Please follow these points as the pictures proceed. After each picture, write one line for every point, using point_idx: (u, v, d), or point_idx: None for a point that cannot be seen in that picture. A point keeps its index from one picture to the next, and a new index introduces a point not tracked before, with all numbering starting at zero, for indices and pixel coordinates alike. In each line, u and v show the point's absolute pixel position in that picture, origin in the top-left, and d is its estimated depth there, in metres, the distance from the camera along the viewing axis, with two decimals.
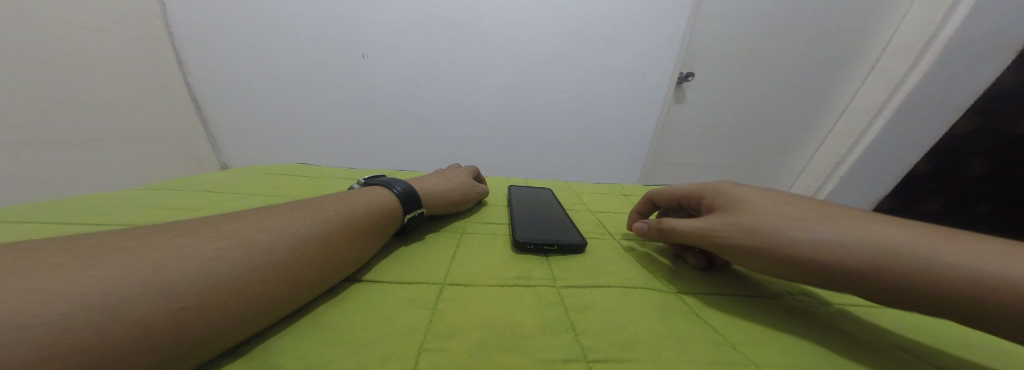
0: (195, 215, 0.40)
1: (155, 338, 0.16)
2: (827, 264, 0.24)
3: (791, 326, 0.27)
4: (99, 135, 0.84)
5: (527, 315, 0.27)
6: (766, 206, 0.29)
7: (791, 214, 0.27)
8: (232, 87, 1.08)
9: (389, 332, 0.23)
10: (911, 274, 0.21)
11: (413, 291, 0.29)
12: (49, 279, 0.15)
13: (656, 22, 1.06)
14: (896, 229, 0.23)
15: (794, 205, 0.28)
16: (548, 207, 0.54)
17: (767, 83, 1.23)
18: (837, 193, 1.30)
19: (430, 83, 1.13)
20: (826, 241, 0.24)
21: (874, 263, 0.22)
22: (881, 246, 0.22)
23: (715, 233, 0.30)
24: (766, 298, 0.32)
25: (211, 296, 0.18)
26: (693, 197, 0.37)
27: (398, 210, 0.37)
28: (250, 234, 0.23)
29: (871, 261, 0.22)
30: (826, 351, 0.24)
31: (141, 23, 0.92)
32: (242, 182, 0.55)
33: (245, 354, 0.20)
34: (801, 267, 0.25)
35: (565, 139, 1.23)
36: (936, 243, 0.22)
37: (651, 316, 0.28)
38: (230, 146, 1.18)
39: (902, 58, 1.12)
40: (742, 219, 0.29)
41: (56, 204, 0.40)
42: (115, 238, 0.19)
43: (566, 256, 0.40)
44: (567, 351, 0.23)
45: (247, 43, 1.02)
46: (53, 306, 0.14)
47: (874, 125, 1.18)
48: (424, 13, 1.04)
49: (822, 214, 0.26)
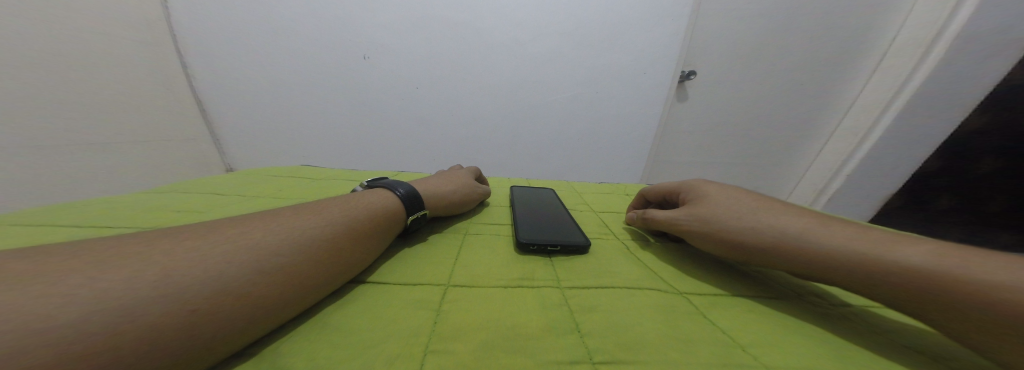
0: (201, 217, 0.41)
1: (167, 341, 0.16)
2: (746, 244, 0.32)
3: (798, 328, 0.27)
4: (106, 138, 0.85)
5: (532, 316, 0.27)
6: (716, 206, 0.36)
7: (736, 208, 0.35)
8: (236, 91, 1.09)
9: (394, 333, 0.23)
10: (799, 251, 0.29)
11: (418, 292, 0.30)
12: (61, 283, 0.15)
13: (656, 21, 1.05)
14: (803, 221, 0.31)
15: (745, 209, 0.34)
16: (551, 208, 0.53)
17: (770, 81, 1.22)
18: (843, 191, 1.28)
19: (430, 84, 1.13)
20: (749, 228, 0.32)
21: (777, 243, 0.30)
22: (784, 231, 0.30)
23: (677, 222, 0.38)
24: (773, 299, 0.32)
25: (220, 299, 0.19)
26: (672, 193, 0.44)
27: (401, 212, 0.37)
28: (257, 237, 0.23)
29: (777, 247, 0.30)
30: (833, 350, 0.24)
31: (145, 28, 0.93)
32: (246, 184, 0.56)
33: (254, 356, 0.21)
34: (729, 247, 0.33)
35: (566, 139, 1.22)
36: (829, 239, 0.28)
37: (656, 317, 0.28)
38: (233, 148, 1.19)
39: (908, 54, 1.10)
40: (693, 217, 0.37)
41: (65, 207, 0.41)
42: (124, 242, 0.19)
43: (570, 257, 0.39)
44: (572, 351, 0.23)
45: (248, 46, 1.03)
46: (67, 310, 0.14)
47: (880, 122, 1.16)
48: (424, 15, 1.04)
49: (760, 215, 0.33)
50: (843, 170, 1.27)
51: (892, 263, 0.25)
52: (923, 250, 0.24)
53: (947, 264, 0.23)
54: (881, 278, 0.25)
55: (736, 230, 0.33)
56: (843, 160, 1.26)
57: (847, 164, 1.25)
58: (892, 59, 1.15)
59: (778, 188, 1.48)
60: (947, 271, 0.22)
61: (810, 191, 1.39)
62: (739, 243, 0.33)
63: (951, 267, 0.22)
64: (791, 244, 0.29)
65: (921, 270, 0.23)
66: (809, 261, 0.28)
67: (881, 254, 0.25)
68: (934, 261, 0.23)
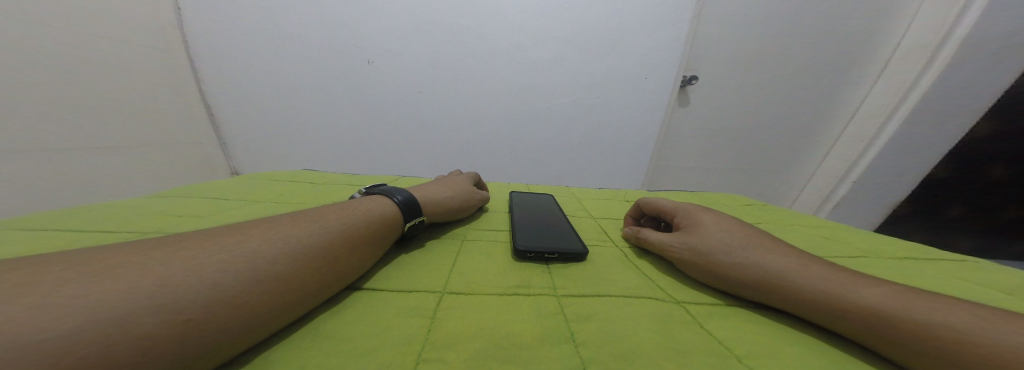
0: (202, 223, 0.41)
1: (161, 350, 0.16)
2: (731, 275, 0.32)
3: (797, 340, 0.27)
4: (117, 142, 0.87)
5: (527, 325, 0.27)
6: (704, 235, 0.36)
7: (726, 239, 0.35)
8: (243, 96, 1.12)
9: (388, 340, 0.23)
10: (781, 287, 0.29)
11: (414, 299, 0.30)
12: (60, 293, 0.15)
13: (657, 25, 1.06)
14: (785, 258, 0.31)
15: (731, 240, 0.34)
16: (550, 214, 0.53)
17: (773, 86, 1.21)
18: (849, 198, 1.26)
19: (431, 88, 1.14)
20: (736, 261, 0.32)
21: (760, 278, 0.30)
22: (768, 268, 0.31)
23: (668, 248, 0.38)
24: (771, 310, 0.32)
25: (214, 308, 0.19)
26: (665, 214, 0.44)
27: (399, 219, 0.37)
28: (254, 245, 0.24)
29: (758, 280, 0.31)
30: (831, 364, 0.24)
31: (158, 34, 0.96)
32: (247, 189, 0.57)
33: (247, 363, 0.21)
34: (715, 277, 0.33)
35: (566, 144, 1.23)
36: (805, 279, 0.29)
37: (652, 327, 0.27)
38: (239, 152, 1.22)
39: (914, 58, 1.09)
40: (680, 244, 0.37)
41: (72, 212, 0.42)
42: (122, 252, 0.20)
43: (567, 264, 0.39)
44: (566, 361, 0.23)
45: (255, 50, 1.06)
46: (65, 318, 0.14)
47: (887, 127, 1.14)
48: (426, 20, 1.06)
49: (744, 248, 0.33)
50: (848, 176, 1.26)
51: (864, 304, 0.25)
52: (887, 292, 0.25)
53: (912, 307, 0.24)
54: (859, 318, 0.25)
55: (723, 261, 0.33)
56: (849, 167, 1.24)
57: (853, 170, 1.24)
58: (897, 64, 1.14)
59: (783, 195, 1.45)
60: (913, 314, 0.23)
61: (814, 197, 1.37)
62: (724, 274, 0.32)
63: (913, 310, 0.23)
64: (773, 279, 0.30)
65: (885, 310, 0.24)
66: (790, 296, 0.29)
67: (856, 295, 0.26)
68: (903, 304, 0.24)
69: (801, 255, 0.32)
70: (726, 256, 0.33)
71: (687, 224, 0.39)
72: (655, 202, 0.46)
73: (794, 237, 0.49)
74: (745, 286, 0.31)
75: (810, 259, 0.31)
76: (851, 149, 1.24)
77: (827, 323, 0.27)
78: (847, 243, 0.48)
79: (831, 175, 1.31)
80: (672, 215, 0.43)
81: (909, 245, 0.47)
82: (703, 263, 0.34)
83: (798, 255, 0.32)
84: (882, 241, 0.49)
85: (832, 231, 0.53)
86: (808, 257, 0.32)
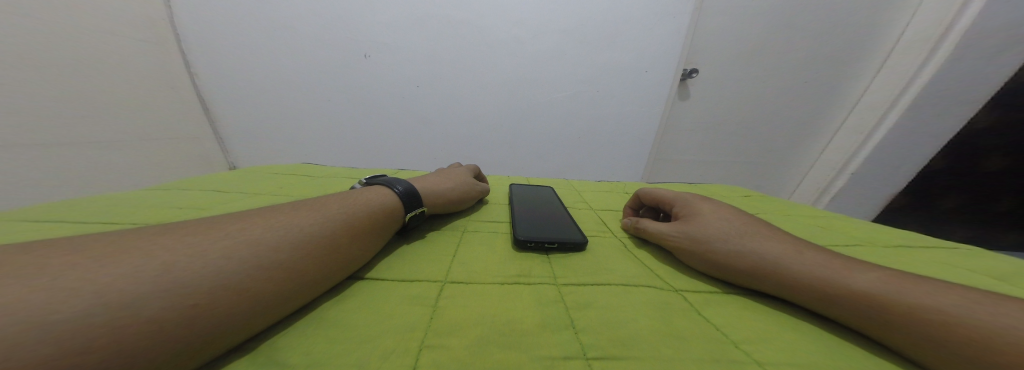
0: (202, 214, 0.41)
1: (167, 336, 0.16)
2: (730, 262, 0.32)
3: (792, 325, 0.27)
4: (113, 138, 0.86)
5: (528, 312, 0.27)
6: (705, 225, 0.36)
7: (725, 229, 0.35)
8: (240, 90, 1.11)
9: (390, 328, 0.24)
10: (778, 273, 0.30)
11: (416, 288, 0.30)
12: (68, 277, 0.16)
13: (657, 18, 1.04)
14: (783, 247, 0.32)
15: (731, 230, 0.35)
16: (550, 205, 0.54)
17: (773, 79, 1.21)
18: (846, 190, 1.27)
19: (430, 82, 1.13)
20: (734, 249, 0.33)
21: (758, 266, 0.31)
22: (766, 256, 0.31)
23: (667, 237, 0.38)
24: (767, 298, 0.32)
25: (218, 295, 0.19)
26: (664, 205, 0.44)
27: (400, 210, 0.37)
28: (257, 233, 0.24)
29: (756, 267, 0.31)
30: (826, 348, 0.24)
31: (149, 28, 0.94)
32: (243, 181, 0.57)
33: (252, 350, 0.21)
34: (714, 265, 0.33)
35: (566, 138, 1.22)
36: (805, 267, 0.29)
37: (651, 314, 0.28)
38: (236, 147, 1.21)
39: (915, 50, 1.08)
40: (680, 235, 0.37)
41: (69, 203, 0.42)
42: (126, 238, 0.20)
43: (567, 254, 0.40)
44: (566, 347, 0.23)
45: (249, 43, 1.04)
46: (71, 303, 0.15)
47: (885, 119, 1.15)
48: (424, 14, 1.04)
49: (743, 237, 0.34)
50: (846, 168, 1.26)
51: (861, 290, 0.25)
52: (883, 278, 0.26)
53: (906, 291, 0.24)
54: (853, 305, 0.25)
55: (721, 250, 0.33)
56: (847, 159, 1.25)
57: (851, 162, 1.24)
58: (898, 56, 1.13)
59: (781, 187, 1.46)
60: (905, 298, 0.24)
61: (813, 190, 1.38)
62: (722, 262, 0.33)
63: (906, 294, 0.24)
64: (772, 266, 0.30)
65: (881, 296, 0.24)
66: (787, 283, 0.29)
67: (853, 282, 0.26)
68: (896, 289, 0.24)
69: (800, 243, 0.32)
70: (725, 245, 0.33)
71: (688, 215, 0.39)
72: (655, 192, 0.46)
73: (792, 226, 0.49)
74: (744, 274, 0.32)
75: (809, 247, 0.32)
76: (849, 142, 1.25)
77: (824, 310, 0.27)
78: (844, 232, 0.48)
79: (829, 168, 1.32)
80: (672, 204, 0.43)
81: (905, 233, 0.48)
82: (704, 253, 0.34)
83: (797, 243, 0.32)
84: (878, 230, 0.49)
85: (829, 220, 0.54)
86: (807, 246, 0.32)
